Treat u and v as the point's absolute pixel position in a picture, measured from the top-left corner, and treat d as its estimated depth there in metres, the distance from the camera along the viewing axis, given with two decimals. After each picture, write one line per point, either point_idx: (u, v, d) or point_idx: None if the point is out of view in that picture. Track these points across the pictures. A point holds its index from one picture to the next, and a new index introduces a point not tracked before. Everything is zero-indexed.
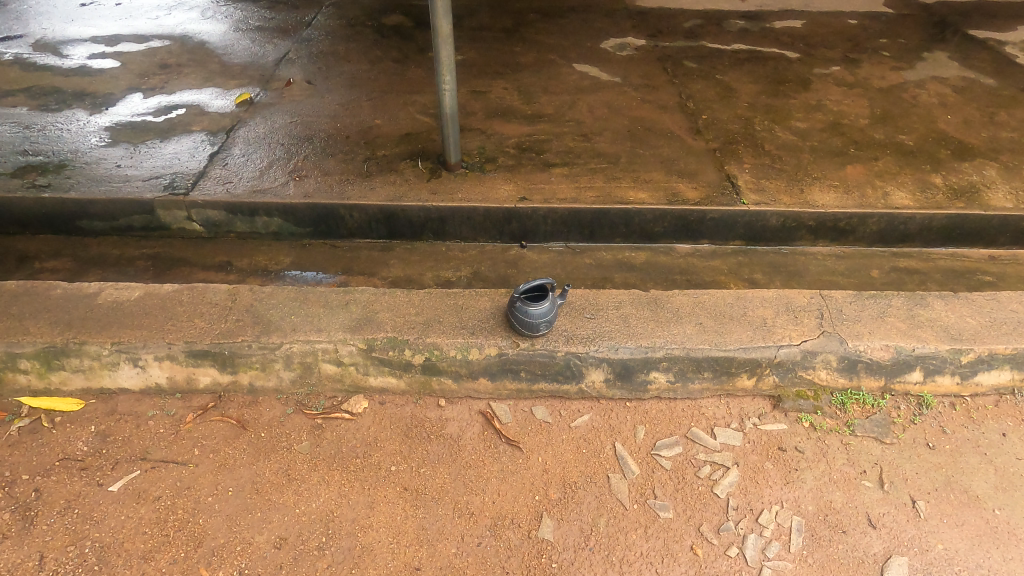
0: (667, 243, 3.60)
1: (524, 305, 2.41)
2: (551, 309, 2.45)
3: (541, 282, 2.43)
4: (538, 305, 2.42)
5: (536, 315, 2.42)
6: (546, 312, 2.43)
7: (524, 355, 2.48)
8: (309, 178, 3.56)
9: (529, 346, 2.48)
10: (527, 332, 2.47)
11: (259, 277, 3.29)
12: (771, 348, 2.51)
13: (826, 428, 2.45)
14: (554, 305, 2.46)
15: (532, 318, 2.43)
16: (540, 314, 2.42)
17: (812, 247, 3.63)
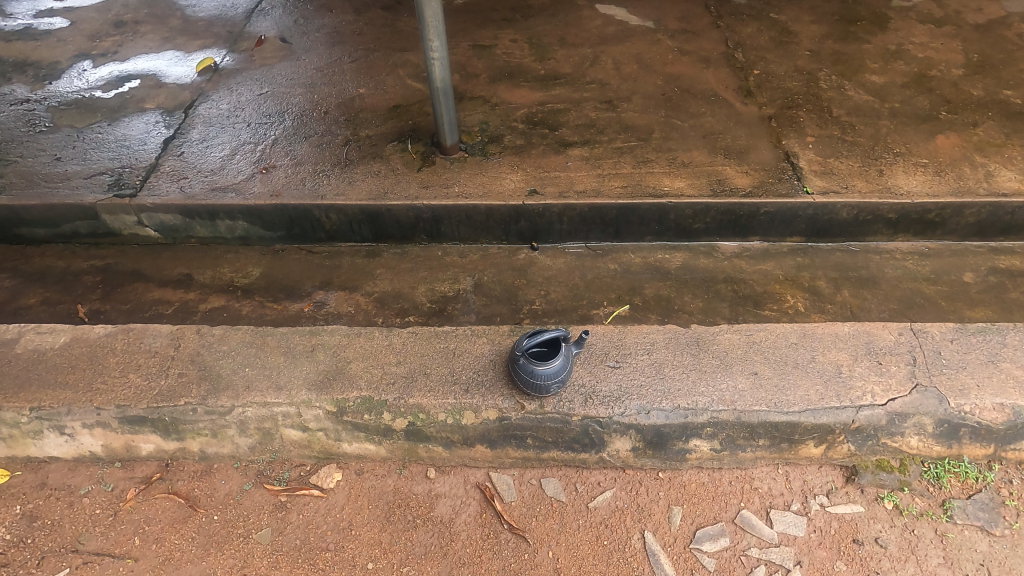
0: (708, 240, 2.98)
1: (530, 364, 1.89)
2: (564, 366, 1.93)
3: (552, 334, 1.91)
4: (546, 364, 1.90)
5: (542, 376, 1.89)
6: (558, 372, 1.91)
7: (532, 420, 1.99)
8: (278, 171, 2.99)
9: (539, 407, 1.98)
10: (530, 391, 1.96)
11: (223, 294, 2.79)
12: (847, 410, 1.96)
13: (915, 512, 1.92)
14: (569, 362, 1.94)
15: (538, 380, 1.91)
16: (547, 372, 1.89)
17: (888, 242, 2.97)
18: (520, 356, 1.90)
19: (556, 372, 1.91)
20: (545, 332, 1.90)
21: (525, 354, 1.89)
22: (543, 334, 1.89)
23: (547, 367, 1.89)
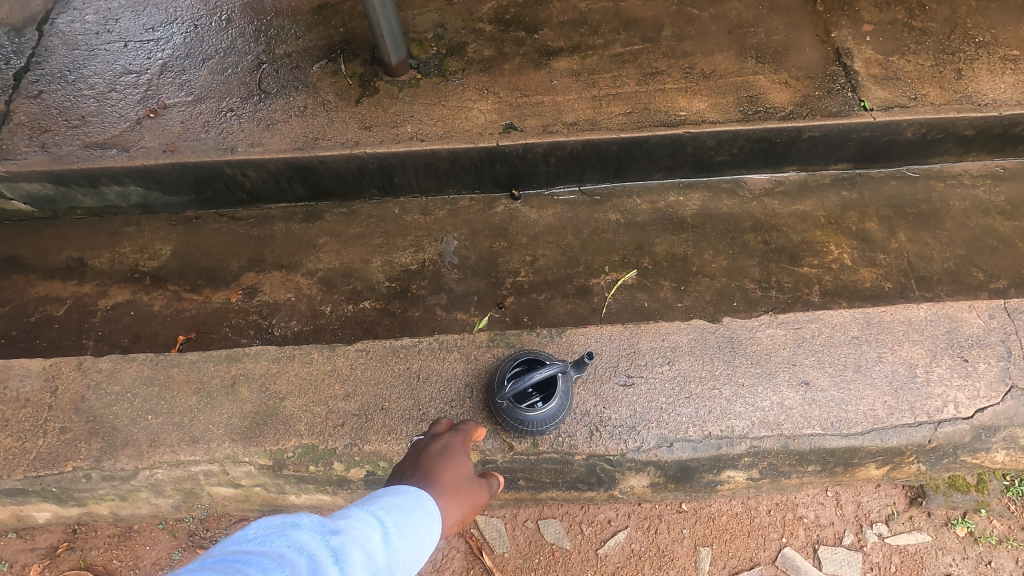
0: (732, 174, 2.37)
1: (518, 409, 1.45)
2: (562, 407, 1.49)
3: (549, 372, 1.41)
4: (540, 408, 1.46)
5: (534, 424, 1.47)
6: (554, 416, 1.48)
7: (523, 462, 1.56)
8: (172, 112, 2.25)
9: (530, 446, 1.53)
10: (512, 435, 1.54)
11: (127, 284, 2.21)
12: (923, 428, 1.54)
13: (994, 540, 1.58)
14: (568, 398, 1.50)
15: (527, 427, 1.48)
16: (540, 418, 1.46)
17: (954, 163, 2.38)
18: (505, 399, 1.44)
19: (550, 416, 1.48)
20: (541, 371, 1.40)
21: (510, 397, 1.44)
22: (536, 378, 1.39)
23: (540, 411, 1.46)
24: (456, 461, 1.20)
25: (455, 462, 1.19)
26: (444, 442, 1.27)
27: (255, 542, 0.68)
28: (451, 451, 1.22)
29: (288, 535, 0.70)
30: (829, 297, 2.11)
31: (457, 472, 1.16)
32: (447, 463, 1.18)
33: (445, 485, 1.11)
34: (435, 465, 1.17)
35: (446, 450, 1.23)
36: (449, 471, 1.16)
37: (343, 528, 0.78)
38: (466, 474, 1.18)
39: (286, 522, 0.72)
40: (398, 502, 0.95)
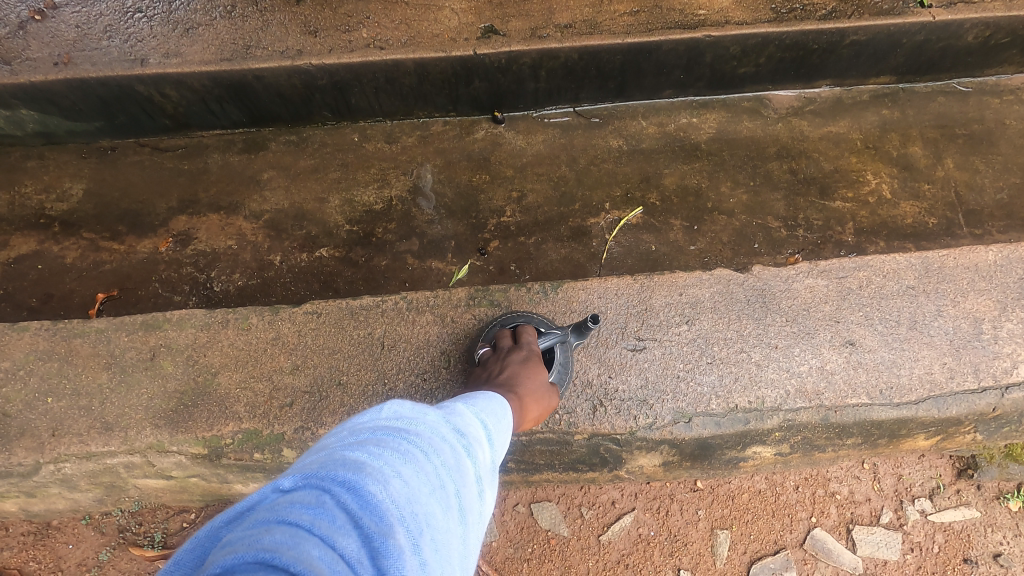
0: (755, 90, 2.00)
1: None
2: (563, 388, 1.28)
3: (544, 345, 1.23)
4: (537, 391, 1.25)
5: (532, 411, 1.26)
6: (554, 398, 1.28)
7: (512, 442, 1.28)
8: (62, 12, 1.75)
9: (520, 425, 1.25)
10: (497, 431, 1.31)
11: (33, 232, 1.84)
12: (987, 395, 1.29)
13: None
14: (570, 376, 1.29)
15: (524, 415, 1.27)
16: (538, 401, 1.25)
17: (1012, 75, 2.03)
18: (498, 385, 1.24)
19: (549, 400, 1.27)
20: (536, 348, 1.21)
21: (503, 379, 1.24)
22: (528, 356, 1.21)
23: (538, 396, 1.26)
24: (534, 373, 1.15)
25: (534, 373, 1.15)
26: (525, 352, 1.21)
27: (400, 420, 0.65)
28: (529, 363, 1.17)
29: (429, 418, 0.67)
30: (865, 235, 1.81)
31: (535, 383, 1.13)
32: (525, 374, 1.14)
33: (523, 396, 1.08)
34: (514, 374, 1.13)
35: (526, 361, 1.18)
36: (530, 382, 1.13)
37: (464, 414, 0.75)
38: (540, 387, 1.15)
39: (421, 407, 0.69)
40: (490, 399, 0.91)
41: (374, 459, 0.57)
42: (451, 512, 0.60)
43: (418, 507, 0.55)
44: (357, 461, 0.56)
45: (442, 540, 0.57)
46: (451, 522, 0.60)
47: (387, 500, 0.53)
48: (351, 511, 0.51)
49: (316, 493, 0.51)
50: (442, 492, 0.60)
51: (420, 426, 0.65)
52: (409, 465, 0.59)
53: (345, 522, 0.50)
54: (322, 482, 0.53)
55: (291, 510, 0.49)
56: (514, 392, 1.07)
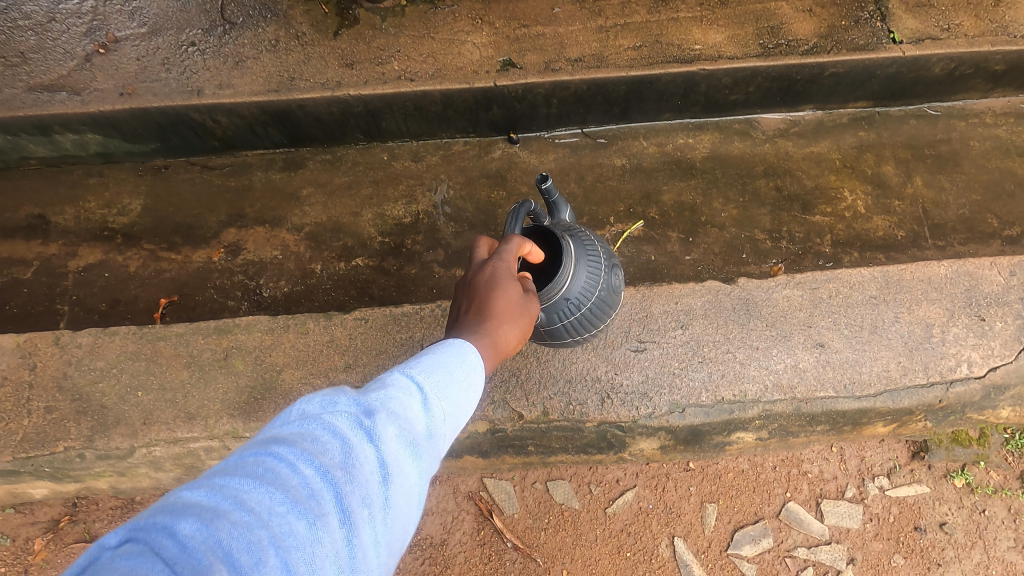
0: (745, 113, 2.22)
1: (566, 312, 1.27)
2: (606, 276, 1.34)
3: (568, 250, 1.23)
4: (589, 292, 1.28)
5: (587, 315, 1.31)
6: (605, 290, 1.34)
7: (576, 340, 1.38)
8: (124, 46, 1.99)
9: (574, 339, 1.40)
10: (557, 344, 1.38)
11: (97, 243, 2.05)
12: (935, 388, 1.53)
13: (989, 490, 1.63)
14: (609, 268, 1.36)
15: (585, 319, 1.32)
16: (589, 294, 1.28)
17: (978, 100, 2.25)
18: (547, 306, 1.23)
19: (602, 297, 1.33)
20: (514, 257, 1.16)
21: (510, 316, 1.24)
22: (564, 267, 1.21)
23: (591, 300, 1.30)
24: (507, 287, 1.03)
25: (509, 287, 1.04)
26: (492, 267, 1.05)
27: (281, 428, 0.63)
28: (502, 274, 1.04)
29: (310, 419, 0.63)
30: (841, 247, 2.04)
31: (510, 303, 1.03)
32: (495, 299, 1.02)
33: (498, 334, 0.99)
34: (485, 297, 1.02)
35: (493, 279, 1.03)
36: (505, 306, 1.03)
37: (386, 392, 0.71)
38: (516, 301, 1.04)
39: (322, 399, 0.66)
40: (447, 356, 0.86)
41: (216, 493, 0.54)
42: (322, 520, 0.58)
43: (260, 534, 0.53)
44: (193, 501, 0.53)
45: (303, 555, 0.55)
46: (325, 531, 0.58)
47: (217, 538, 0.51)
48: (172, 555, 0.48)
49: (139, 542, 0.49)
50: (310, 504, 0.58)
51: (304, 429, 0.62)
52: (262, 488, 0.56)
53: (162, 568, 0.47)
54: (145, 530, 0.50)
55: (103, 566, 0.46)
56: (488, 335, 0.97)
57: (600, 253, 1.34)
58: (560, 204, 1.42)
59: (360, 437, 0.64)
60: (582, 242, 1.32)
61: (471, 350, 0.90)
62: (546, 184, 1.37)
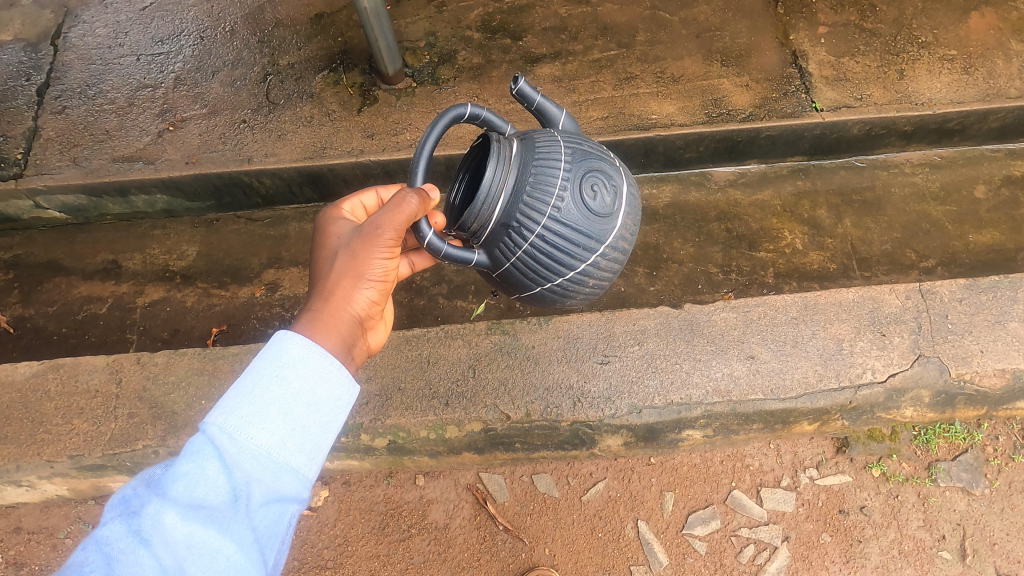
0: (700, 167, 2.64)
1: (509, 234, 1.37)
2: (566, 194, 1.36)
3: (500, 164, 1.34)
4: (531, 210, 1.35)
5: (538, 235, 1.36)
6: (564, 209, 1.36)
7: (549, 272, 1.43)
8: (188, 125, 2.46)
9: (552, 292, 1.49)
10: (533, 281, 1.45)
11: (160, 283, 2.48)
12: (845, 391, 1.88)
13: (901, 478, 1.96)
14: (578, 186, 1.37)
15: (539, 244, 1.38)
16: (528, 221, 1.35)
17: (897, 153, 2.66)
18: (484, 227, 1.37)
19: (559, 216, 1.36)
20: (421, 160, 1.25)
21: (442, 250, 1.30)
22: (489, 182, 1.33)
23: (537, 218, 1.35)
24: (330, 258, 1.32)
25: (332, 257, 1.33)
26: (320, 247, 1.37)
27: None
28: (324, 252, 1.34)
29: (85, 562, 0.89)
30: (782, 278, 2.42)
31: (334, 269, 1.30)
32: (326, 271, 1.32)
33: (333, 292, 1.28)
34: (318, 278, 1.32)
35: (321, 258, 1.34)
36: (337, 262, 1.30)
37: (170, 480, 0.97)
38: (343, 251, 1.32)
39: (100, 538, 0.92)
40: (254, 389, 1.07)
41: None
42: None
43: None
44: None
45: None
46: None
47: None
48: None
49: None
50: None
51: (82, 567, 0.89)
52: None
53: None
54: None
55: None
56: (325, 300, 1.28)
57: (562, 167, 1.37)
58: (545, 107, 1.48)
59: (131, 544, 0.91)
60: (537, 165, 1.37)
61: (278, 383, 1.09)
62: (518, 84, 1.41)
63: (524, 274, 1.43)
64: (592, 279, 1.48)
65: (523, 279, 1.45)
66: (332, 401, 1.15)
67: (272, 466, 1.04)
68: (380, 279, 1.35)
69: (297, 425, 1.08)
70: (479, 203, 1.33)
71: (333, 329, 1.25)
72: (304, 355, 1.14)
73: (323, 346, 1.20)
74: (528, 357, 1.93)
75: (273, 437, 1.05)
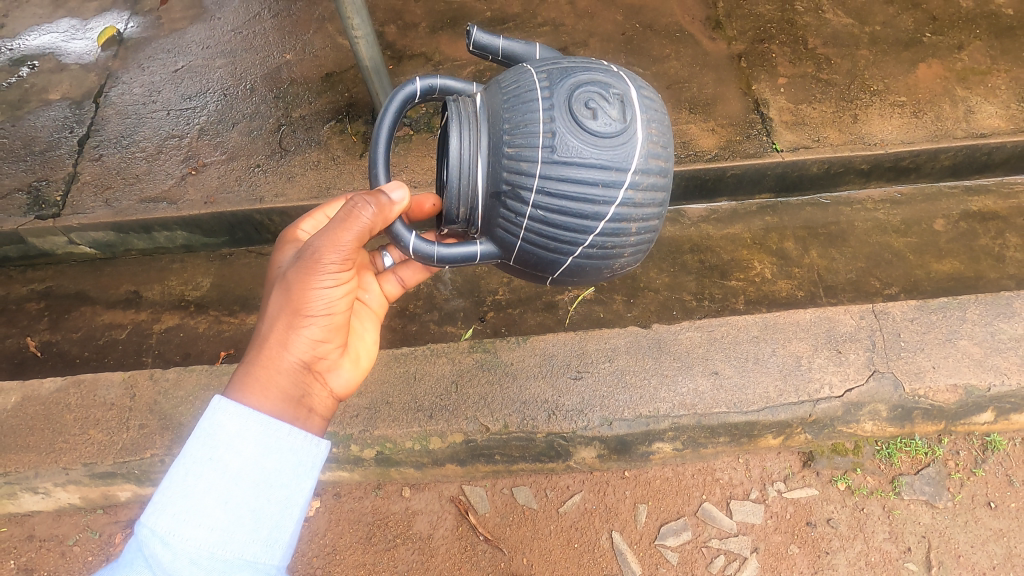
0: (674, 205, 2.86)
1: (503, 200, 1.31)
2: (552, 133, 1.25)
3: (466, 130, 1.32)
4: (516, 169, 1.27)
5: (537, 187, 1.27)
6: (557, 148, 1.25)
7: (574, 228, 1.30)
8: (209, 169, 2.75)
9: (589, 253, 1.37)
10: (561, 246, 1.34)
11: (176, 311, 2.70)
12: (805, 404, 2.00)
13: (866, 492, 2.04)
14: (568, 114, 1.25)
15: (541, 200, 1.28)
16: (518, 178, 1.28)
17: (859, 191, 2.86)
18: (474, 207, 1.34)
19: (555, 155, 1.25)
20: (379, 160, 1.37)
21: (432, 253, 1.37)
22: (459, 152, 1.31)
23: (530, 168, 1.26)
24: (271, 297, 1.42)
25: (273, 294, 1.42)
26: (269, 288, 1.47)
27: None
28: (269, 292, 1.44)
29: None
30: (752, 304, 2.57)
31: (274, 307, 1.39)
32: (268, 310, 1.41)
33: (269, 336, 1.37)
34: (263, 315, 1.42)
35: (268, 296, 1.44)
36: (274, 297, 1.39)
37: None
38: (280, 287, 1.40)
39: None
40: (187, 480, 1.12)
41: None
42: None
43: None
44: None
45: None
46: None
47: None
48: None
49: None
50: None
51: None
52: None
53: None
54: None
55: None
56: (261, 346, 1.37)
57: (541, 101, 1.28)
58: (509, 48, 1.50)
59: None
60: (510, 117, 1.29)
61: (211, 471, 1.14)
62: (471, 37, 1.47)
63: (549, 240, 1.33)
64: (634, 219, 1.33)
65: (546, 249, 1.35)
66: (278, 473, 1.22)
67: (215, 553, 1.10)
68: (318, 312, 1.41)
69: (242, 511, 1.15)
70: (455, 178, 1.32)
71: (266, 372, 1.34)
72: (238, 432, 1.20)
73: (253, 397, 1.28)
74: (507, 373, 2.08)
75: (217, 532, 1.11)
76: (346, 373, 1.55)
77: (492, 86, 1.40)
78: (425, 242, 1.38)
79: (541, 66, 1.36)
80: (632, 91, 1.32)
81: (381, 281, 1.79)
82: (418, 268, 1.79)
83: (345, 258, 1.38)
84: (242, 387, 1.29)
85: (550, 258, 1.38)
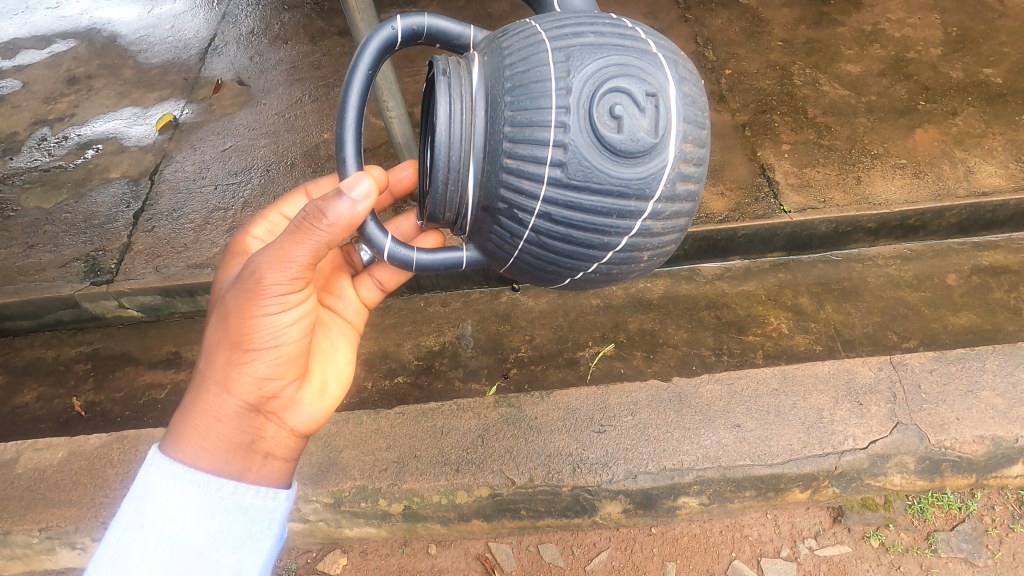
0: (688, 264, 2.97)
1: (496, 215, 1.34)
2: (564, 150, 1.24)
3: (463, 123, 1.30)
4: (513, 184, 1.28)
5: (537, 210, 1.29)
6: (568, 172, 1.25)
7: (575, 251, 1.36)
8: None
9: (592, 275, 1.45)
10: (558, 267, 1.42)
11: None
12: (830, 457, 2.00)
13: (901, 549, 1.99)
14: (589, 134, 1.22)
15: (540, 225, 1.32)
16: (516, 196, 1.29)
17: (869, 248, 2.95)
18: (463, 214, 1.39)
19: (565, 175, 1.25)
20: (350, 142, 1.32)
21: (412, 259, 1.44)
22: (451, 161, 1.31)
23: (531, 185, 1.27)
24: (213, 326, 1.36)
25: (213, 324, 1.36)
26: (213, 308, 1.42)
27: None
28: (212, 317, 1.38)
29: None
30: (771, 358, 2.61)
31: (213, 342, 1.35)
32: (210, 342, 1.36)
33: (208, 378, 1.34)
34: (207, 347, 1.37)
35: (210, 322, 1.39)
36: (215, 329, 1.34)
37: None
38: (219, 316, 1.35)
39: None
40: (121, 549, 1.16)
41: None
42: None
43: None
44: None
45: None
46: None
47: None
48: None
49: None
50: None
51: None
52: None
53: None
54: None
55: None
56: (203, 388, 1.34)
57: (557, 100, 1.23)
58: None
59: None
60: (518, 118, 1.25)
61: (148, 540, 1.18)
62: None
63: (546, 260, 1.40)
64: (644, 250, 1.40)
65: (544, 267, 1.43)
66: (224, 537, 1.25)
67: None
68: (262, 346, 1.34)
69: None
70: (445, 184, 1.33)
71: (205, 417, 1.32)
72: (178, 500, 1.23)
73: (190, 449, 1.29)
74: (532, 427, 2.14)
75: None
76: (307, 409, 1.50)
77: (500, 52, 1.31)
78: (406, 248, 1.44)
79: (565, 41, 1.26)
80: (669, 99, 1.26)
81: (358, 286, 1.86)
82: (395, 271, 1.85)
83: (290, 281, 1.30)
84: (179, 437, 1.30)
85: (545, 273, 1.46)
